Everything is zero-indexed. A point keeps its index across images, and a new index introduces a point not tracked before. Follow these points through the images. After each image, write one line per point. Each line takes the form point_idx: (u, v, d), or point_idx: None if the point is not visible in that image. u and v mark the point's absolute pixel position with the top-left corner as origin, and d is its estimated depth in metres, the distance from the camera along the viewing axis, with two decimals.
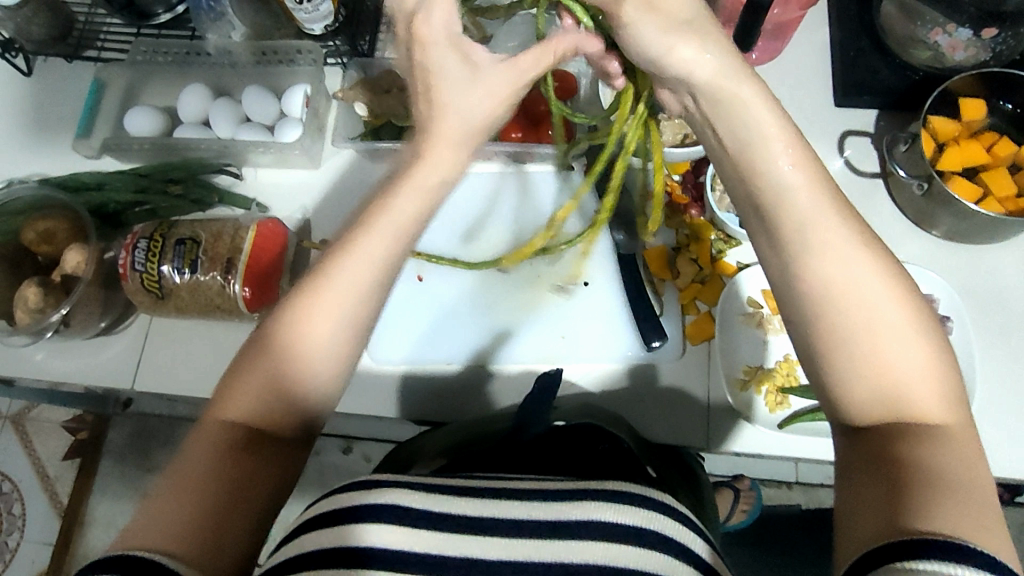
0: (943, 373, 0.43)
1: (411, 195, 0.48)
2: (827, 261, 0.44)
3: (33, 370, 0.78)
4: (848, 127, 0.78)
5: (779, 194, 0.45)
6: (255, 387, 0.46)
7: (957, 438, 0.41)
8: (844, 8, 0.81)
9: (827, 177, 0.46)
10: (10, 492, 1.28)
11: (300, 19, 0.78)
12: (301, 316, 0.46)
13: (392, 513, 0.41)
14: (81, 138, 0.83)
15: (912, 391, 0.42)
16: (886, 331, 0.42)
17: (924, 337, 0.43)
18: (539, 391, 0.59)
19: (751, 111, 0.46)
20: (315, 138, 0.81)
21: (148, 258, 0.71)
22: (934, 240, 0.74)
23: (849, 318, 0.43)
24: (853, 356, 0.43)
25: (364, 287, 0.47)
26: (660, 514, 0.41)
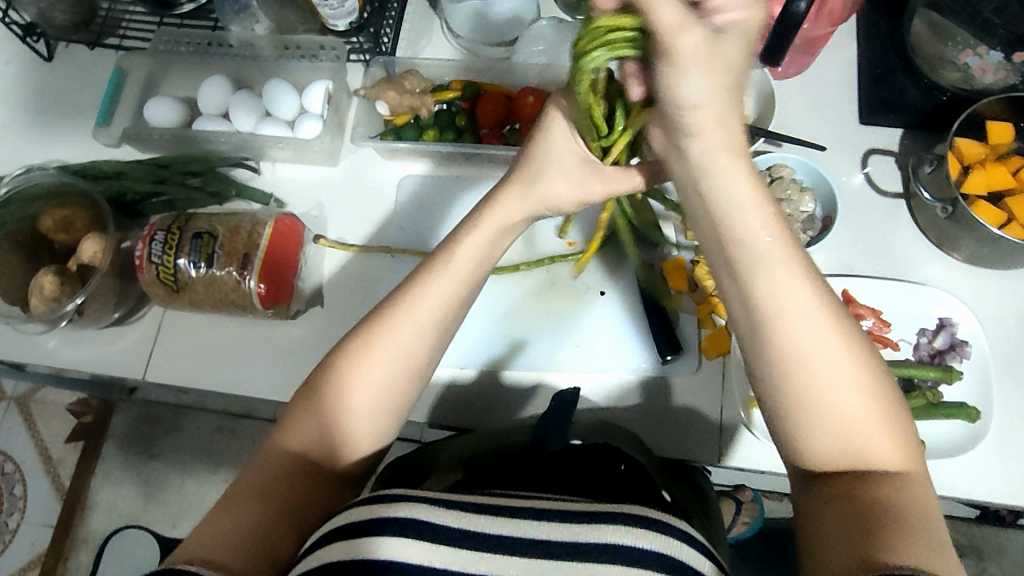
0: (893, 412, 0.46)
1: (468, 258, 0.53)
2: (791, 325, 0.45)
3: (45, 356, 0.78)
4: (871, 145, 0.78)
5: (752, 261, 0.45)
6: (315, 417, 0.52)
7: (905, 479, 0.45)
8: (872, 25, 0.80)
9: (793, 235, 0.46)
10: (12, 472, 1.28)
11: (324, 15, 0.78)
12: (361, 358, 0.52)
13: (410, 528, 0.41)
14: (101, 126, 0.83)
15: (866, 440, 0.45)
16: (835, 387, 0.44)
17: (870, 386, 0.45)
18: (557, 408, 0.57)
19: (726, 189, 0.44)
20: (335, 135, 0.81)
21: (165, 250, 0.71)
22: (956, 263, 0.73)
23: (808, 380, 0.45)
24: (811, 413, 0.45)
25: (421, 336, 0.52)
26: (679, 541, 0.41)
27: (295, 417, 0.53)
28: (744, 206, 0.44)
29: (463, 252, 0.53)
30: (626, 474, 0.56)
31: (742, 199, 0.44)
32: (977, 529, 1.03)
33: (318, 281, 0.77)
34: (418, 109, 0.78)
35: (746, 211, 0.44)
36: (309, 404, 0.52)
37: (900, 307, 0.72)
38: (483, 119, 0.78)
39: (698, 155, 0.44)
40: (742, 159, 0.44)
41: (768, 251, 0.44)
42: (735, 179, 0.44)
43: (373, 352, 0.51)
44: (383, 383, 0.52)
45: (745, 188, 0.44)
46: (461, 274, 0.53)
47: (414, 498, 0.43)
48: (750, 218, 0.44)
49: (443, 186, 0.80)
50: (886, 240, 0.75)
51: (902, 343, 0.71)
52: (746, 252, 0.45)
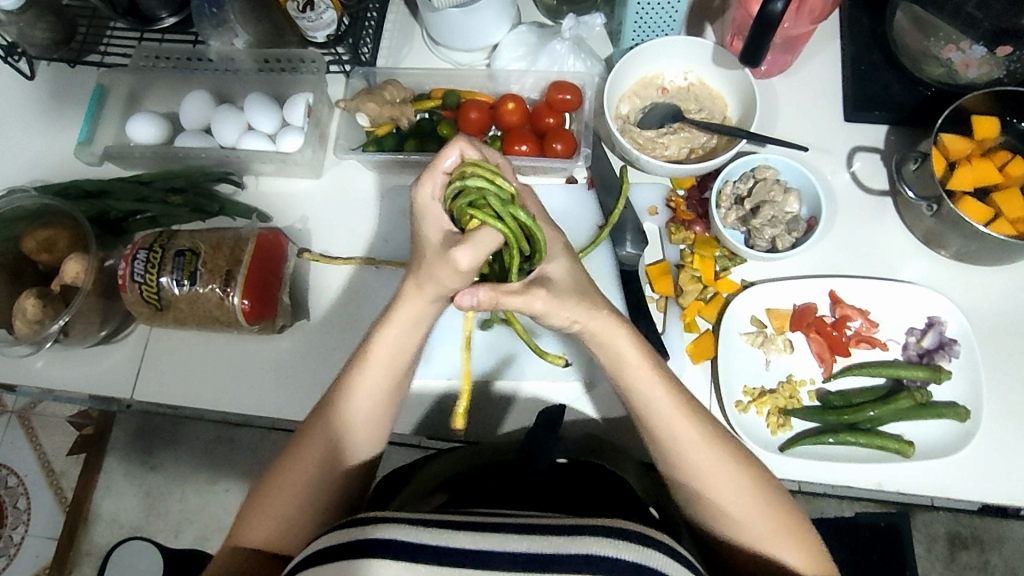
0: (794, 522, 0.52)
1: (385, 352, 0.56)
2: (691, 451, 0.53)
3: (35, 378, 0.78)
4: (857, 143, 0.77)
5: (647, 404, 0.54)
6: (267, 512, 0.54)
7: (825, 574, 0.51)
8: (855, 21, 0.79)
9: (673, 379, 0.55)
10: (15, 486, 1.29)
11: (303, 27, 0.78)
12: (299, 464, 0.55)
13: (392, 547, 0.41)
14: (82, 145, 0.82)
15: (775, 547, 0.52)
16: (740, 504, 0.52)
17: (768, 512, 0.52)
18: (545, 426, 0.61)
19: (622, 351, 0.54)
20: (317, 148, 0.81)
21: (147, 269, 0.70)
22: (943, 260, 0.73)
23: (720, 499, 0.52)
24: (731, 527, 0.52)
25: (346, 428, 0.56)
26: (659, 551, 0.42)
27: (251, 511, 0.54)
28: (629, 361, 0.54)
29: (382, 351, 0.56)
30: (611, 491, 0.57)
31: (630, 356, 0.54)
32: (978, 520, 1.02)
33: (303, 296, 0.77)
34: (399, 119, 0.77)
35: (631, 366, 0.54)
36: (264, 507, 0.54)
37: (888, 307, 0.71)
38: (467, 126, 0.78)
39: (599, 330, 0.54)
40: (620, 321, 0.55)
41: (652, 389, 0.54)
42: (623, 339, 0.54)
43: (305, 451, 0.55)
44: (318, 474, 0.55)
45: (637, 355, 0.54)
46: (386, 364, 0.56)
47: (395, 519, 0.43)
48: (644, 376, 0.54)
49: None
50: (873, 240, 0.74)
51: (891, 343, 0.71)
52: (648, 409, 0.54)
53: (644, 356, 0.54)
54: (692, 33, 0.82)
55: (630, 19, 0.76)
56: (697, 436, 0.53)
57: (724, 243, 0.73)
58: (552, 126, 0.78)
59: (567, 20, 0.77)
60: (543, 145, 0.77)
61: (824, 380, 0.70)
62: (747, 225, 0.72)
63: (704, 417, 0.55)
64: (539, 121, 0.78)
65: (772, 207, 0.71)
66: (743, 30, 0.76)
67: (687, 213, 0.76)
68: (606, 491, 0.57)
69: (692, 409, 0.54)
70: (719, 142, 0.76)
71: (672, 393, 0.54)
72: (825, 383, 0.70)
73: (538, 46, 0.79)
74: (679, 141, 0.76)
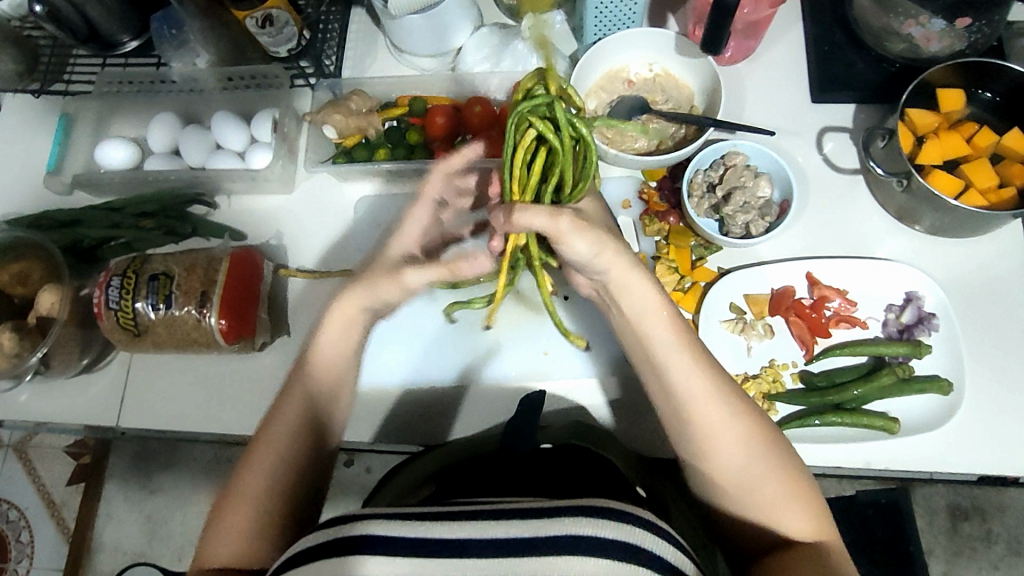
0: (801, 488, 0.52)
1: (323, 358, 0.58)
2: (705, 409, 0.52)
3: (19, 411, 0.77)
4: (826, 123, 0.77)
5: (666, 353, 0.53)
6: (230, 529, 0.52)
7: (826, 541, 0.51)
8: (816, 2, 0.80)
9: (692, 332, 0.54)
10: (17, 520, 1.28)
11: (264, 43, 0.79)
12: (253, 473, 0.54)
13: (373, 542, 0.42)
14: (52, 174, 0.82)
15: (781, 514, 0.51)
16: (749, 468, 0.51)
17: (772, 472, 0.51)
18: (527, 415, 0.62)
19: (640, 305, 0.53)
20: (287, 162, 0.81)
21: (121, 295, 0.70)
22: (919, 235, 0.73)
23: (727, 462, 0.51)
24: (734, 492, 0.52)
25: (296, 430, 0.56)
26: (639, 528, 0.42)
27: (213, 533, 0.52)
28: (653, 311, 0.53)
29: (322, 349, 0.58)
30: (597, 471, 0.57)
31: (648, 308, 0.53)
32: (978, 490, 1.02)
33: (281, 312, 0.77)
34: (366, 129, 0.78)
35: (652, 317, 0.53)
36: (227, 522, 0.52)
37: (866, 285, 0.71)
38: (434, 132, 0.78)
39: (617, 278, 0.53)
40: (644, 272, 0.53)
41: (672, 340, 0.53)
42: (644, 289, 0.53)
43: (260, 460, 0.54)
44: (277, 478, 0.54)
45: (656, 302, 0.53)
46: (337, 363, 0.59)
47: (376, 516, 0.44)
48: (661, 327, 0.53)
49: (397, 203, 0.80)
50: (848, 219, 0.74)
51: (871, 321, 0.71)
52: (662, 361, 0.53)
53: (663, 302, 0.53)
54: (655, 24, 0.82)
55: (591, 15, 0.76)
56: (710, 389, 0.52)
57: (698, 232, 0.73)
58: None
59: (527, 20, 0.79)
60: None
61: (807, 362, 0.70)
62: (720, 212, 0.72)
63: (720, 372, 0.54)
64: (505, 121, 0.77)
65: (743, 193, 0.71)
66: (702, 18, 0.76)
67: (660, 204, 0.76)
68: (593, 472, 0.57)
69: (707, 362, 0.53)
70: (688, 132, 0.75)
71: (686, 344, 0.53)
72: (808, 364, 0.70)
73: (501, 46, 0.80)
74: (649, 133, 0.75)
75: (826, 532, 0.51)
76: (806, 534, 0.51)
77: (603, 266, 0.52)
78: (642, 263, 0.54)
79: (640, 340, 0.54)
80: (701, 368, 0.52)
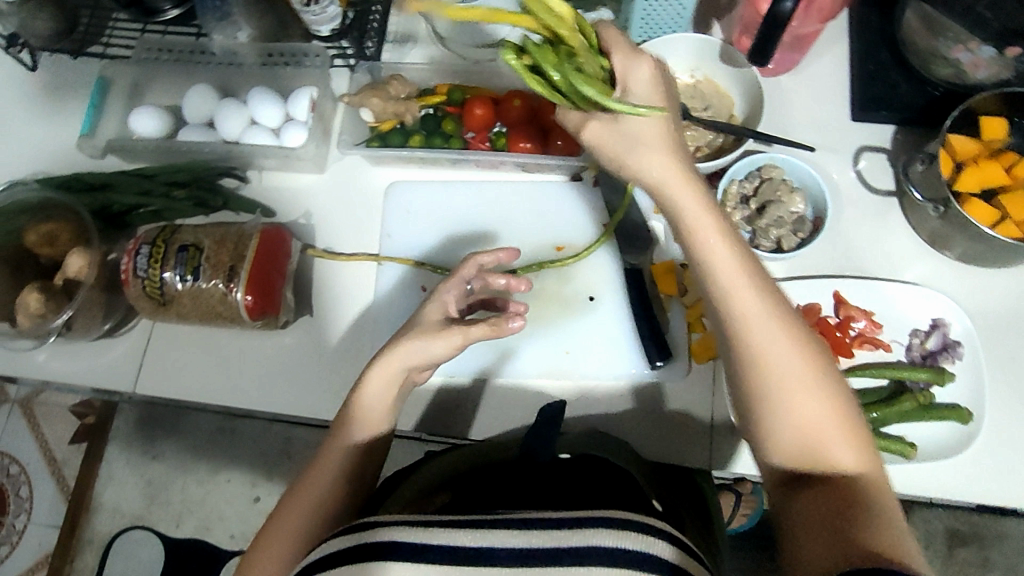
0: (847, 417, 0.48)
1: (369, 401, 0.61)
2: (749, 320, 0.49)
3: (37, 371, 0.78)
4: (864, 142, 0.77)
5: (713, 259, 0.51)
6: (269, 553, 0.57)
7: (869, 478, 0.47)
8: (864, 20, 0.79)
9: (743, 244, 0.52)
10: (18, 474, 1.29)
11: (307, 21, 0.79)
12: (296, 503, 0.59)
13: (398, 551, 0.43)
14: (85, 138, 0.81)
15: (823, 441, 0.47)
16: (793, 387, 0.48)
17: (813, 390, 0.48)
18: (546, 424, 0.61)
19: (689, 207, 0.52)
20: (321, 143, 0.81)
21: (150, 264, 0.70)
22: (948, 262, 0.73)
23: (768, 379, 0.49)
24: (775, 416, 0.48)
25: (337, 468, 0.60)
26: (659, 539, 0.42)
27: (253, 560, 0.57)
28: (703, 215, 0.51)
29: (362, 402, 0.61)
30: (601, 483, 0.57)
31: (700, 211, 0.51)
32: (978, 517, 1.02)
33: (306, 291, 0.77)
34: (403, 114, 0.77)
35: (702, 221, 0.51)
36: (269, 542, 0.57)
37: (893, 308, 0.71)
38: (472, 122, 0.78)
39: (659, 184, 0.52)
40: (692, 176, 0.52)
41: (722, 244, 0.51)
42: (694, 192, 0.52)
43: (303, 491, 0.59)
44: (314, 509, 0.59)
45: (705, 206, 0.52)
46: (377, 399, 0.61)
47: (399, 523, 0.45)
48: (711, 231, 0.51)
49: (430, 191, 0.80)
50: (879, 240, 0.74)
51: (895, 344, 0.71)
52: (709, 263, 0.51)
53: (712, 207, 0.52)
54: (699, 30, 0.81)
55: (637, 16, 0.76)
56: (757, 298, 0.50)
57: None
58: (556, 123, 0.77)
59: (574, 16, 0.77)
60: (546, 142, 0.78)
61: None
62: (753, 225, 0.72)
63: (780, 294, 0.51)
64: (542, 116, 0.78)
65: (777, 208, 0.71)
66: (750, 28, 0.76)
67: None
68: (602, 482, 0.58)
69: (756, 275, 0.51)
70: (725, 141, 0.75)
71: (738, 254, 0.51)
72: None
73: None
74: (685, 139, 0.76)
75: (870, 469, 0.48)
76: (847, 467, 0.47)
77: (651, 161, 0.52)
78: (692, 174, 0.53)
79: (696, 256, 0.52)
80: (755, 283, 0.50)
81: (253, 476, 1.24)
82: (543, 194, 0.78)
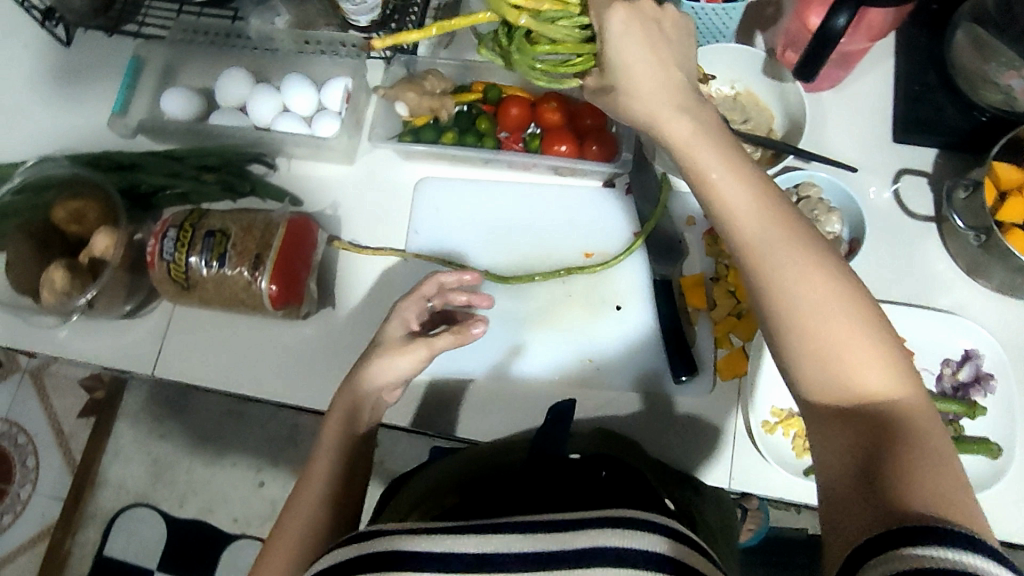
0: (882, 346, 0.43)
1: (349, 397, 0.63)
2: (762, 243, 0.45)
3: (56, 348, 0.77)
4: (905, 165, 0.75)
5: (716, 183, 0.47)
6: (279, 553, 0.56)
7: (911, 412, 0.41)
8: (912, 39, 0.78)
9: (748, 164, 0.48)
10: (25, 444, 1.29)
11: (346, 12, 0.76)
12: (301, 499, 0.58)
13: (413, 560, 0.42)
14: (116, 117, 0.81)
15: (856, 374, 0.42)
16: (816, 315, 0.43)
17: (840, 317, 0.43)
18: (558, 422, 0.63)
19: (677, 128, 0.49)
20: (353, 134, 0.80)
21: (176, 248, 0.70)
22: (985, 292, 0.71)
23: (790, 307, 0.44)
24: (800, 350, 0.43)
25: (338, 460, 0.60)
26: (666, 537, 0.41)
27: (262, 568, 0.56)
28: (692, 137, 0.48)
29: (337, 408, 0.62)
30: (619, 482, 0.55)
31: (689, 134, 0.48)
32: None
33: (331, 283, 0.77)
34: (438, 110, 0.76)
35: (694, 143, 0.48)
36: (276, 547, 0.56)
37: (926, 337, 0.70)
38: (507, 122, 0.77)
39: (642, 108, 0.50)
40: (677, 95, 0.49)
41: (724, 165, 0.47)
42: (679, 110, 0.49)
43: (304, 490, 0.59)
44: (320, 497, 0.58)
45: (690, 127, 0.49)
46: (368, 390, 0.63)
47: (411, 530, 0.43)
48: (710, 154, 0.47)
49: (460, 189, 0.79)
50: (914, 265, 0.73)
51: (925, 373, 0.69)
52: (711, 189, 0.47)
53: (702, 129, 0.48)
54: (742, 41, 0.80)
55: None
56: (769, 220, 0.46)
57: None
58: (591, 128, 0.77)
59: None
60: (581, 146, 0.76)
61: None
62: None
63: (786, 208, 0.47)
64: (577, 120, 0.77)
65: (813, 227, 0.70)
66: (796, 42, 0.75)
67: None
68: (618, 481, 0.55)
69: (769, 198, 0.46)
70: (763, 156, 0.74)
71: (743, 176, 0.47)
72: None
73: None
74: None
75: (912, 400, 0.42)
76: (884, 399, 0.42)
77: (634, 85, 0.50)
78: (681, 94, 0.50)
79: (695, 180, 0.48)
80: (756, 197, 0.46)
81: (258, 462, 1.23)
82: (573, 198, 0.77)
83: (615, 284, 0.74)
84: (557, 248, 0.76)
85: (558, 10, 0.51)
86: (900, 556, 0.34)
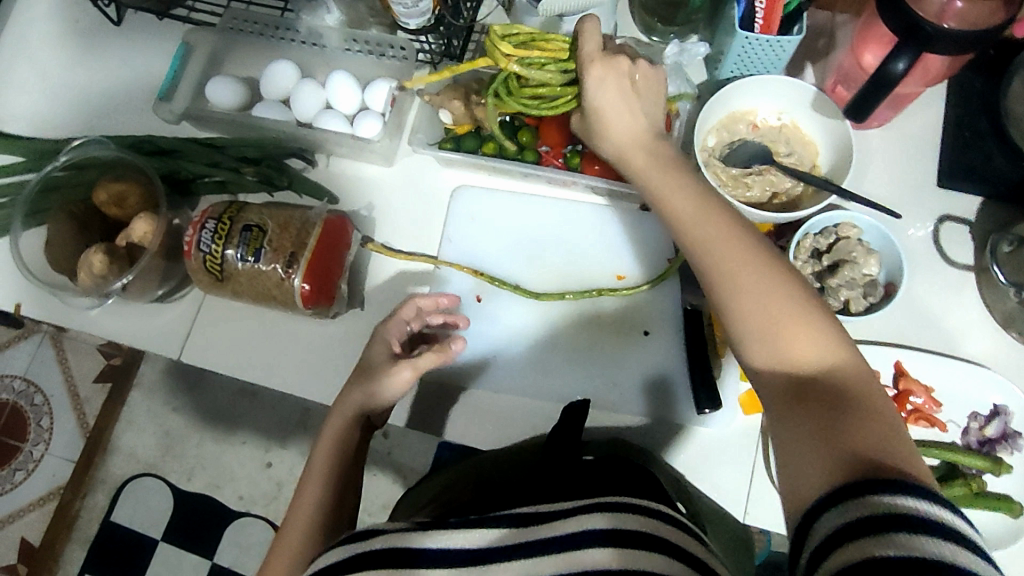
0: (816, 318, 0.48)
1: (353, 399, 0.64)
2: (707, 241, 0.53)
3: (87, 325, 0.79)
4: (947, 211, 0.74)
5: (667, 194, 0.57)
6: (289, 546, 0.57)
7: (845, 372, 0.46)
8: (967, 82, 0.76)
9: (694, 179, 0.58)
10: (41, 404, 1.31)
11: (397, 13, 0.72)
12: (308, 490, 0.59)
13: (442, 555, 0.43)
14: (163, 102, 0.81)
15: (796, 346, 0.47)
16: (754, 295, 0.49)
17: (776, 296, 0.48)
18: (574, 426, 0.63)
19: (638, 153, 0.61)
20: (394, 136, 0.80)
21: (214, 240, 0.70)
22: (1018, 347, 0.71)
23: (733, 290, 0.50)
24: (746, 328, 0.49)
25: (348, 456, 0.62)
26: (649, 517, 0.43)
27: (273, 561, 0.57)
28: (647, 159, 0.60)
29: (328, 434, 0.62)
30: (609, 464, 0.57)
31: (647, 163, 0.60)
32: None
33: (361, 284, 0.77)
34: (481, 121, 0.75)
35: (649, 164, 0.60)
36: (285, 543, 0.57)
37: (956, 388, 0.69)
38: (547, 138, 0.76)
39: (614, 135, 0.62)
40: (641, 127, 0.62)
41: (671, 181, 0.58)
42: (638, 136, 0.61)
43: (311, 485, 0.60)
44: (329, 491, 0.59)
45: (642, 151, 0.61)
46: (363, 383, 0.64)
47: (439, 527, 0.45)
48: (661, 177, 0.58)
49: (496, 200, 0.79)
50: (948, 314, 0.72)
51: (951, 425, 0.68)
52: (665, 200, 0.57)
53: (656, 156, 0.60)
54: (791, 72, 0.79)
55: (733, 55, 0.74)
56: (711, 222, 0.53)
57: None
58: None
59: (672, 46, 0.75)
60: None
61: None
62: (823, 282, 0.70)
63: (726, 210, 0.54)
64: None
65: (852, 267, 0.69)
66: (848, 78, 0.74)
67: None
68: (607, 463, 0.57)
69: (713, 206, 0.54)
70: (805, 191, 0.73)
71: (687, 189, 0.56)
72: None
73: None
74: (763, 182, 0.73)
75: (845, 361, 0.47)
76: (822, 365, 0.46)
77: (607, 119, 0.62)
78: (647, 128, 0.62)
79: (658, 199, 0.58)
80: (701, 207, 0.55)
81: (267, 442, 1.24)
82: (607, 217, 0.77)
83: (644, 309, 0.74)
84: (589, 266, 0.76)
85: (544, 56, 0.67)
86: (864, 506, 0.38)
